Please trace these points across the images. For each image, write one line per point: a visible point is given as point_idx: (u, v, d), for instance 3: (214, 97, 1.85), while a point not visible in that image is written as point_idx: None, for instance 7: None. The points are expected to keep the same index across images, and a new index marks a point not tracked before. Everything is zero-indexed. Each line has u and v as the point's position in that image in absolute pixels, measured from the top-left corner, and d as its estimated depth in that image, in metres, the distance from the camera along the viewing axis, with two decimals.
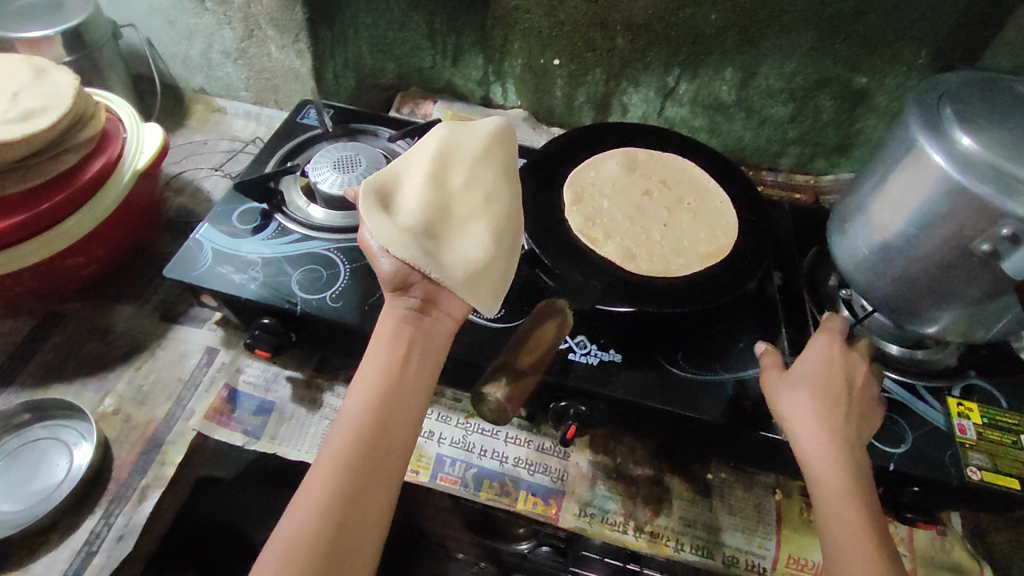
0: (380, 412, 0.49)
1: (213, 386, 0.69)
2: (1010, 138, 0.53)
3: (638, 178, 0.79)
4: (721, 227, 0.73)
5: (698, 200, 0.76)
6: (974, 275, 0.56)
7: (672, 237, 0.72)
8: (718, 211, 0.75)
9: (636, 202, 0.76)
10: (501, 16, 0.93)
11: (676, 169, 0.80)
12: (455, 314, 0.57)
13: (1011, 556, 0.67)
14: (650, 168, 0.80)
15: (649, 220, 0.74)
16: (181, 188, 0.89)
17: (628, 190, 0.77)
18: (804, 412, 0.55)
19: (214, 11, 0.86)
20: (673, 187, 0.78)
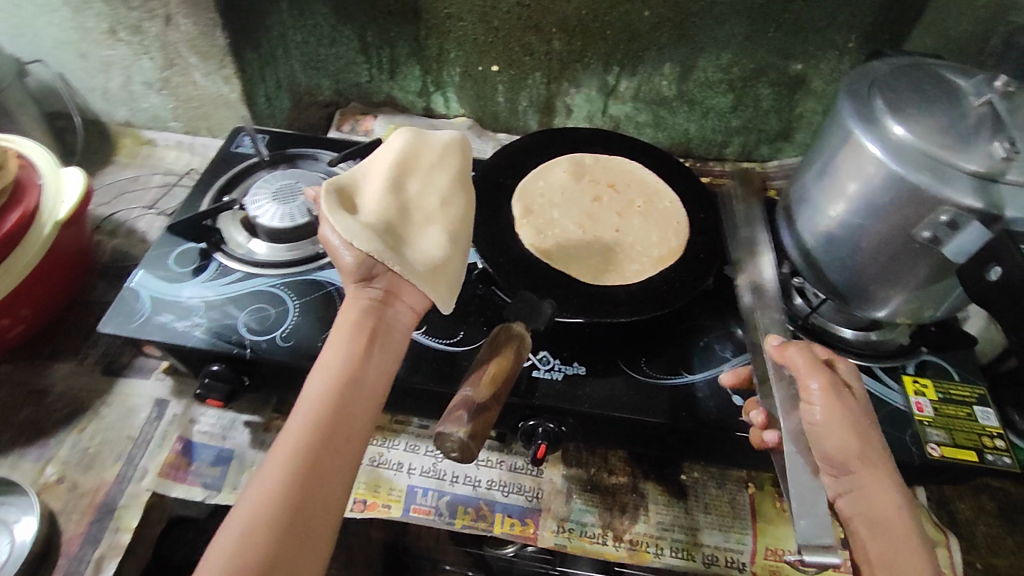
0: (337, 404, 0.46)
1: (166, 441, 0.65)
2: (939, 125, 0.54)
3: (587, 183, 0.78)
4: (671, 228, 0.73)
5: (648, 202, 0.76)
6: (918, 260, 0.57)
7: (625, 243, 0.72)
8: (668, 212, 0.75)
9: (587, 209, 0.75)
10: (434, 25, 0.91)
11: (624, 171, 0.79)
12: (416, 305, 0.56)
13: (973, 521, 0.69)
14: (598, 172, 0.79)
15: (601, 227, 0.74)
16: (114, 230, 0.84)
17: (577, 197, 0.76)
18: (864, 431, 0.50)
19: (129, 41, 0.82)
20: (622, 190, 0.77)
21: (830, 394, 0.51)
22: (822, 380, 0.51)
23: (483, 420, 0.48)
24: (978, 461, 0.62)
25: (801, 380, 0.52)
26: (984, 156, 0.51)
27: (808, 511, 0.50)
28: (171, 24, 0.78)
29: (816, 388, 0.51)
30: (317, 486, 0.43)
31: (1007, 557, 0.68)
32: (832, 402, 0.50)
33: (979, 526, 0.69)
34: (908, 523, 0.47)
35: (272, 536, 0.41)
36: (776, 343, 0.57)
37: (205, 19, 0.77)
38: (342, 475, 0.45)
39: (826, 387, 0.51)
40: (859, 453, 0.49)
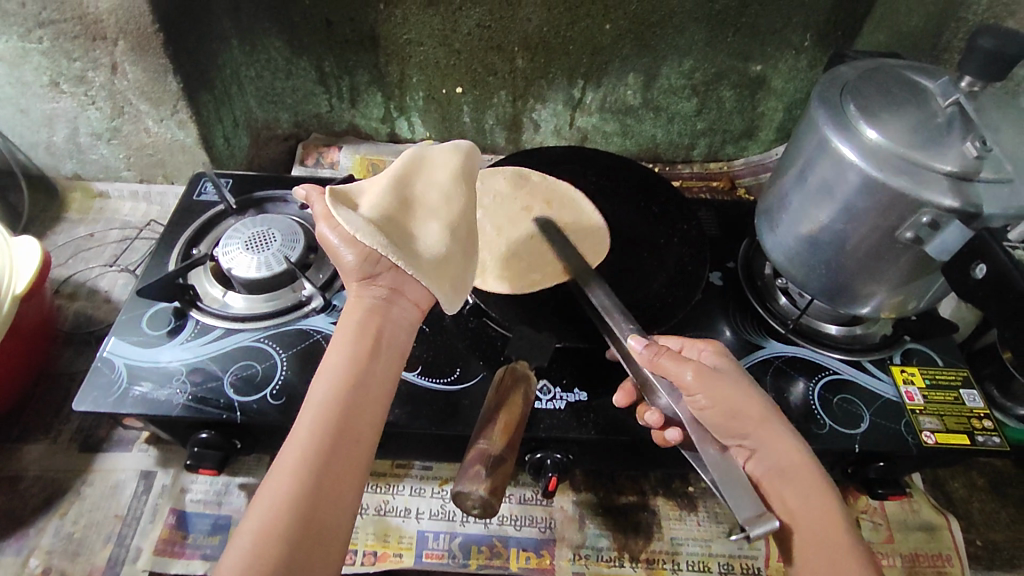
0: (343, 408, 0.44)
1: (157, 515, 0.62)
2: (910, 128, 0.55)
3: (523, 195, 0.79)
4: (588, 250, 0.73)
5: (577, 223, 0.76)
6: (898, 259, 0.59)
7: (532, 255, 0.72)
8: (591, 235, 0.75)
9: (511, 217, 0.77)
10: (394, 52, 0.89)
11: (563, 191, 0.79)
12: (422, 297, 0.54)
13: (967, 498, 0.72)
14: (538, 186, 0.80)
15: (515, 234, 0.75)
16: (74, 292, 0.79)
17: (506, 206, 0.78)
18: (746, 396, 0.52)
19: (73, 93, 0.77)
20: (556, 208, 0.78)
21: (708, 377, 0.51)
22: (694, 368, 0.51)
23: (503, 470, 0.48)
24: (971, 444, 0.64)
25: (676, 377, 0.51)
26: (957, 157, 0.53)
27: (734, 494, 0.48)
28: (118, 72, 0.75)
29: (691, 377, 0.51)
30: (328, 484, 0.41)
31: (1004, 530, 0.70)
32: (713, 384, 0.51)
33: (974, 503, 0.72)
34: (806, 459, 0.50)
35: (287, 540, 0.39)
36: (640, 346, 0.54)
37: (155, 65, 0.74)
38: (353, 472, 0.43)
39: (702, 375, 0.51)
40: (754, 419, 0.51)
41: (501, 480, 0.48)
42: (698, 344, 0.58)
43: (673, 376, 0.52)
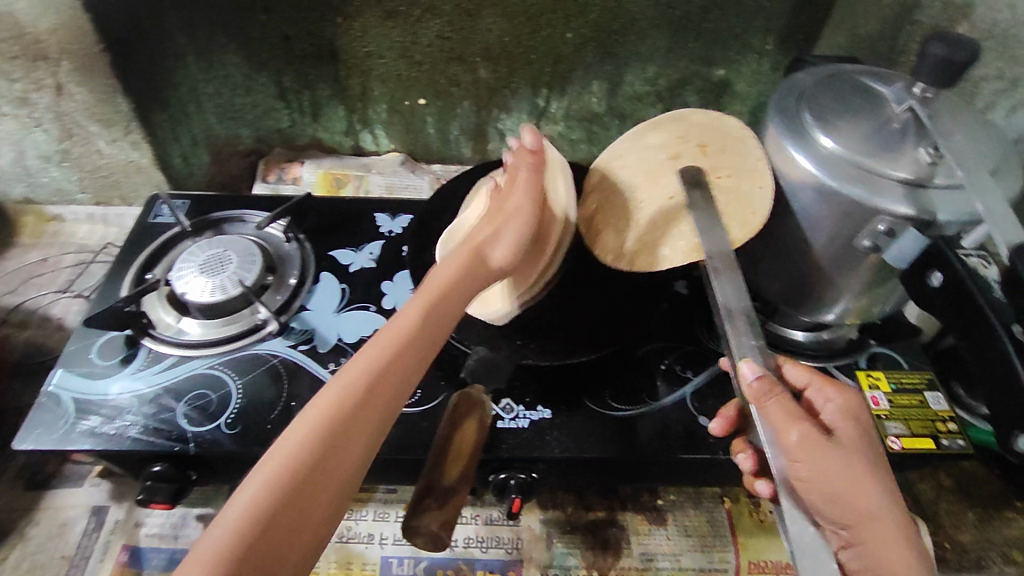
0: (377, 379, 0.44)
1: (109, 553, 0.60)
2: (864, 136, 0.55)
3: (675, 139, 0.68)
4: (739, 218, 0.61)
5: (733, 177, 0.63)
6: (859, 267, 0.58)
7: (668, 231, 0.64)
8: (747, 193, 0.61)
9: (656, 168, 0.67)
10: (354, 65, 0.87)
11: (724, 133, 0.67)
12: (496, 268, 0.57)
13: (935, 500, 0.72)
14: (693, 128, 0.69)
15: (654, 193, 0.65)
16: (25, 321, 0.77)
17: (650, 152, 0.68)
18: (859, 480, 0.44)
19: (17, 116, 0.75)
20: (710, 154, 0.66)
21: (818, 444, 0.44)
22: (804, 430, 0.45)
23: (454, 502, 0.49)
24: (937, 449, 0.63)
25: (779, 433, 0.45)
26: (911, 163, 0.53)
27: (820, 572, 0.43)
28: (64, 94, 0.74)
29: (796, 440, 0.44)
30: (341, 449, 0.40)
31: (972, 532, 0.70)
32: (821, 454, 0.44)
33: (942, 505, 0.72)
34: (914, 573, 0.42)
35: (279, 501, 0.37)
36: (752, 377, 0.47)
37: (103, 84, 0.73)
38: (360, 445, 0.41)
39: (811, 439, 0.44)
40: (862, 506, 0.43)
41: (451, 513, 0.48)
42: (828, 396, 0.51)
43: (777, 432, 0.45)
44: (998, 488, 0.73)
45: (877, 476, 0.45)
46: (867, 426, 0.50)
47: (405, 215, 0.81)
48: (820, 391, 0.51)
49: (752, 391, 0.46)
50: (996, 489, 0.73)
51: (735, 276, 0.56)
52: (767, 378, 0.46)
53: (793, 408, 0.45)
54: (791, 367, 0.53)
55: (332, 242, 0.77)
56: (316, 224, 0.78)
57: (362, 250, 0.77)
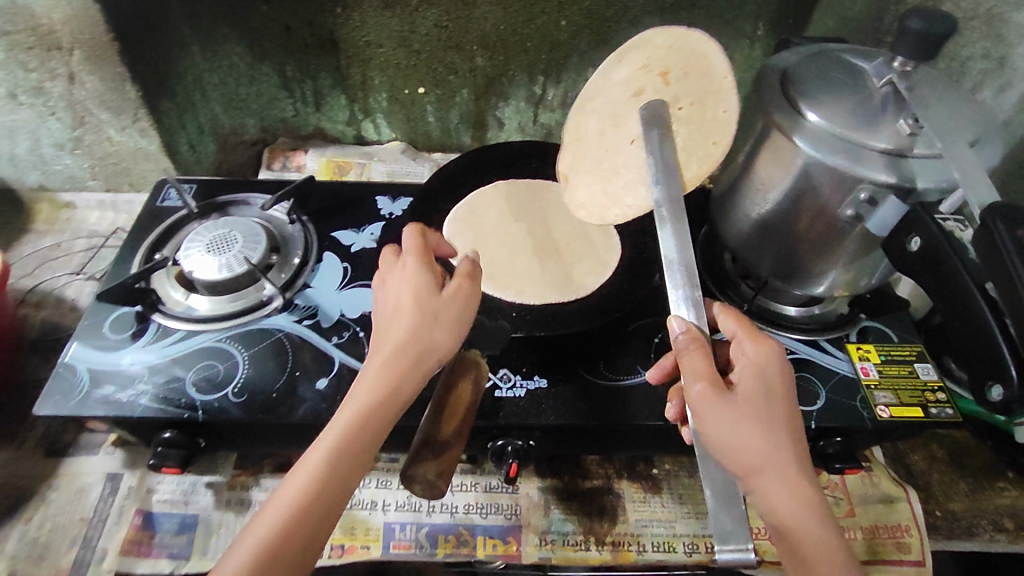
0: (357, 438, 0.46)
1: (123, 516, 0.62)
2: (847, 109, 0.57)
3: (636, 67, 0.65)
4: (700, 153, 0.62)
5: (696, 106, 0.62)
6: (845, 237, 0.60)
7: (634, 173, 0.67)
8: (709, 122, 0.61)
9: (620, 107, 0.67)
10: (355, 54, 0.90)
11: (691, 46, 0.61)
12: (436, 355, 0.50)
13: (927, 470, 0.73)
14: (657, 47, 0.63)
15: (619, 137, 0.67)
16: (41, 301, 0.80)
17: (614, 90, 0.67)
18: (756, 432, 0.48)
19: (32, 104, 0.78)
20: (673, 81, 0.63)
21: (713, 401, 0.48)
22: (702, 387, 0.49)
23: (451, 455, 0.51)
24: (924, 416, 0.65)
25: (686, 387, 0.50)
26: (890, 133, 0.55)
27: (727, 513, 0.46)
28: (76, 82, 0.76)
29: (698, 394, 0.49)
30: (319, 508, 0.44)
31: (963, 501, 0.71)
32: (715, 408, 0.48)
33: (933, 474, 0.73)
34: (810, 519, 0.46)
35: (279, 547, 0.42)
36: (679, 330, 0.51)
37: (112, 73, 0.75)
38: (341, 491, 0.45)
39: (708, 396, 0.49)
40: (747, 458, 0.47)
41: (448, 463, 0.50)
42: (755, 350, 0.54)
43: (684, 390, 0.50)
44: (990, 458, 0.74)
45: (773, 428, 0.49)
46: (773, 378, 0.52)
47: (405, 198, 0.83)
48: (743, 346, 0.55)
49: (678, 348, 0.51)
50: (987, 459, 0.74)
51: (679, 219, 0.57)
52: (690, 333, 0.51)
53: (699, 364, 0.49)
54: (725, 318, 0.58)
55: (334, 224, 0.79)
56: (319, 207, 0.81)
57: (364, 231, 0.79)
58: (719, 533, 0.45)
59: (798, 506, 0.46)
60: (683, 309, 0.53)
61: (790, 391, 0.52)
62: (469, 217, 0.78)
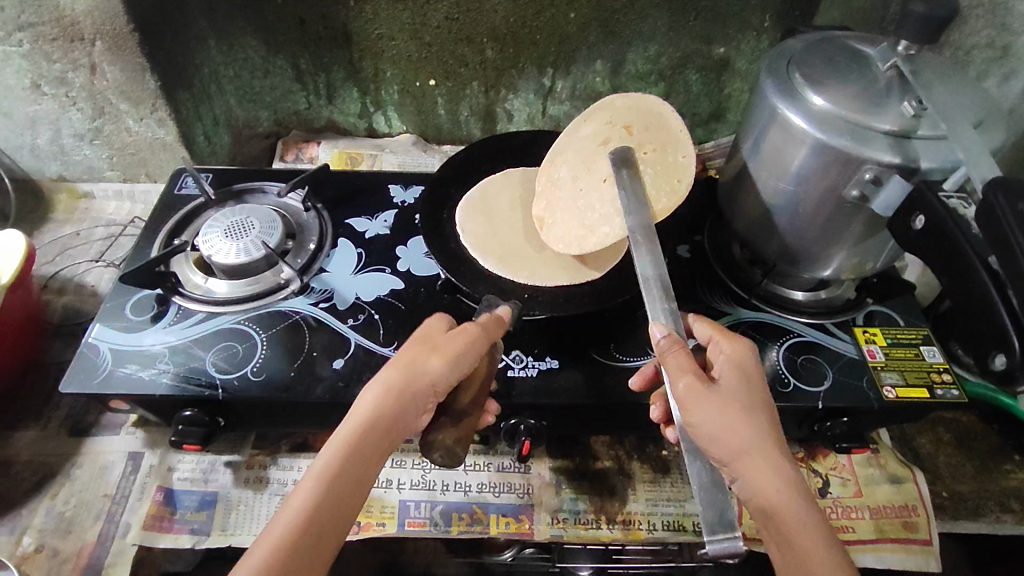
0: (356, 451, 0.50)
1: (146, 493, 0.64)
2: (852, 92, 0.58)
3: (601, 123, 0.71)
4: (667, 188, 0.66)
5: (659, 151, 0.68)
6: (852, 217, 0.61)
7: (608, 208, 0.68)
8: (672, 164, 0.67)
9: (590, 155, 0.71)
10: (367, 47, 0.91)
11: (649, 109, 0.70)
12: (430, 389, 0.53)
13: (934, 454, 0.73)
14: (620, 108, 0.71)
15: (591, 179, 0.70)
16: (62, 287, 0.82)
17: (583, 143, 0.72)
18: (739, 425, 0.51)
19: (54, 95, 0.80)
20: (636, 133, 0.69)
21: (700, 394, 0.52)
22: (688, 380, 0.52)
23: (468, 424, 0.56)
24: (930, 397, 0.65)
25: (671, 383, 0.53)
26: (895, 115, 0.55)
27: (712, 506, 0.48)
28: (97, 73, 0.78)
29: (683, 388, 0.52)
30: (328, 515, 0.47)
31: (969, 483, 0.71)
32: (704, 402, 0.51)
33: (940, 457, 0.73)
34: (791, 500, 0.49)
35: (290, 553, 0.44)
36: (660, 335, 0.54)
37: (132, 63, 0.77)
38: (345, 501, 0.48)
39: (694, 389, 0.52)
40: (735, 447, 0.50)
41: (463, 429, 0.55)
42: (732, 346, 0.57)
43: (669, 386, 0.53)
44: (997, 442, 0.74)
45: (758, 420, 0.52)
46: (752, 375, 0.55)
47: (417, 186, 0.85)
48: (721, 347, 0.59)
49: (660, 349, 0.54)
50: (994, 443, 0.74)
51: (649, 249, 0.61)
52: (671, 335, 0.54)
53: (683, 361, 0.52)
54: (698, 323, 0.61)
55: (348, 211, 0.81)
56: (333, 195, 0.82)
57: (377, 218, 0.80)
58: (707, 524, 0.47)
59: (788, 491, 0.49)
60: (661, 315, 0.56)
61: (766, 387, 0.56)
62: (481, 202, 0.79)
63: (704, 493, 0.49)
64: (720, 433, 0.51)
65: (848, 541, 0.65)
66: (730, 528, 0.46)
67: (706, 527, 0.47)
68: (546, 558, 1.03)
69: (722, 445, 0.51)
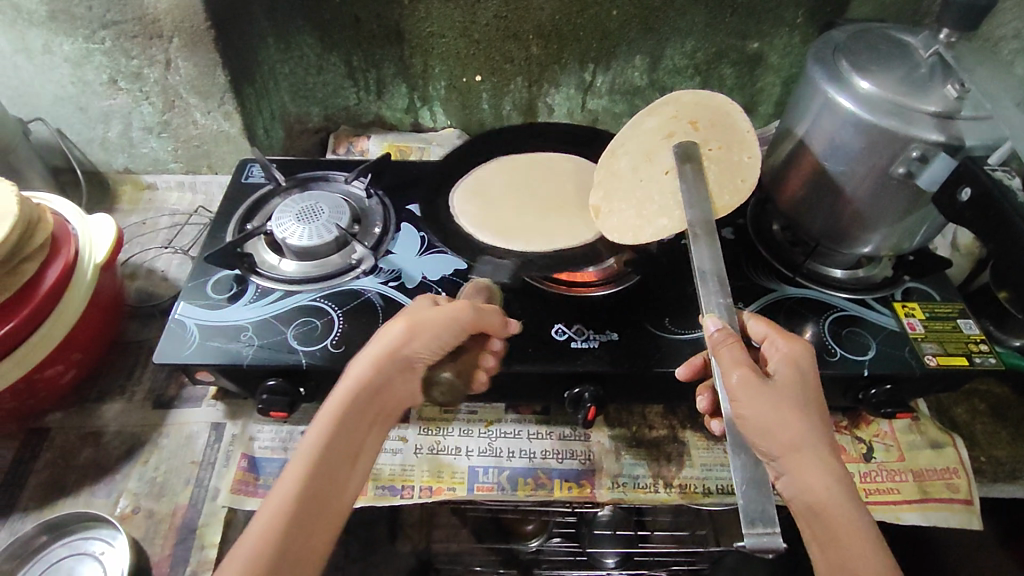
0: (344, 422, 0.52)
1: (231, 460, 0.68)
2: (898, 77, 0.62)
3: (666, 115, 0.68)
4: (731, 186, 0.70)
5: (724, 148, 0.69)
6: (897, 194, 0.65)
7: (667, 199, 0.71)
8: (738, 163, 0.69)
9: (653, 149, 0.70)
10: (417, 45, 0.96)
11: (717, 105, 0.67)
12: (413, 360, 0.56)
13: (971, 422, 0.77)
14: (686, 101, 0.67)
15: (652, 171, 0.70)
16: (135, 272, 0.86)
17: (645, 136, 0.69)
18: (789, 420, 0.53)
19: (129, 90, 0.84)
20: (702, 129, 0.69)
21: (750, 387, 0.54)
22: (743, 375, 0.54)
23: (467, 358, 0.64)
24: (969, 364, 0.69)
25: (724, 376, 0.55)
26: (939, 97, 0.60)
27: (754, 501, 0.50)
28: (171, 68, 0.82)
29: (737, 381, 0.54)
30: (321, 490, 0.49)
31: (1006, 448, 0.75)
32: (756, 395, 0.53)
33: (977, 425, 0.77)
34: (837, 497, 0.51)
35: (286, 528, 0.47)
36: (714, 328, 0.57)
37: (205, 59, 0.81)
38: (338, 477, 0.50)
39: (747, 382, 0.54)
40: (786, 443, 0.53)
41: (463, 366, 0.62)
42: (781, 342, 0.60)
43: (720, 378, 0.55)
44: None
45: (810, 417, 0.54)
46: (806, 374, 0.58)
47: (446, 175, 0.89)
48: (776, 343, 0.60)
49: (713, 342, 0.57)
50: None
51: (710, 242, 0.63)
52: (725, 329, 0.56)
53: (738, 355, 0.55)
54: (754, 321, 0.63)
55: (407, 198, 0.85)
56: (392, 182, 0.87)
57: None
58: (747, 517, 0.49)
59: (834, 487, 0.51)
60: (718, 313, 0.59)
61: (818, 386, 0.58)
62: (472, 186, 0.82)
63: (748, 489, 0.51)
64: (766, 425, 0.53)
65: (894, 502, 0.69)
66: (769, 524, 0.49)
67: (747, 521, 0.49)
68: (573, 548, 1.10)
69: (766, 437, 0.53)
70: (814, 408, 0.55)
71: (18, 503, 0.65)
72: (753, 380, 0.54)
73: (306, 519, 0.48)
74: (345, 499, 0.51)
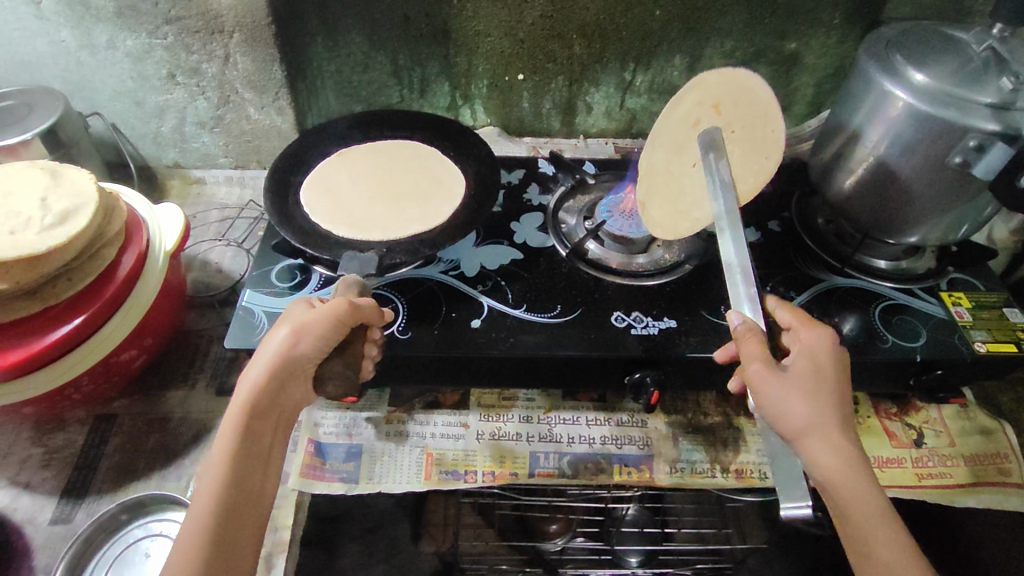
0: (246, 432, 0.51)
1: (298, 445, 0.70)
2: (951, 70, 0.64)
3: (692, 101, 0.68)
4: (755, 166, 0.73)
5: (748, 126, 0.70)
6: (951, 185, 0.66)
7: (699, 189, 0.74)
8: (763, 139, 0.71)
9: (681, 139, 0.70)
10: (463, 43, 0.98)
11: (740, 82, 0.67)
12: (300, 360, 0.55)
13: (1015, 409, 0.79)
14: (710, 84, 0.67)
15: (682, 162, 0.72)
16: (189, 263, 0.87)
17: (676, 128, 0.69)
18: (813, 406, 0.51)
19: (186, 84, 0.86)
20: (725, 110, 0.69)
21: (768, 378, 0.52)
22: (763, 364, 0.53)
23: (354, 350, 0.59)
24: (1019, 351, 0.71)
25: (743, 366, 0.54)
26: (994, 89, 0.62)
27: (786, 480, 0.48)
28: (229, 63, 0.84)
29: (757, 371, 0.53)
30: (240, 498, 0.49)
31: None
32: (777, 384, 0.52)
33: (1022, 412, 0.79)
34: (861, 483, 0.49)
35: (214, 539, 0.47)
36: (738, 322, 0.55)
37: (263, 54, 0.83)
38: (253, 483, 0.50)
39: (766, 373, 0.52)
40: (799, 429, 0.51)
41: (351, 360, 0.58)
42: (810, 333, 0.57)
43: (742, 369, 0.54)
44: None
45: (830, 401, 0.52)
46: (833, 362, 0.55)
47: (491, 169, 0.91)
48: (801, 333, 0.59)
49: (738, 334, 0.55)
50: None
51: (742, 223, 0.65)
52: (748, 323, 0.55)
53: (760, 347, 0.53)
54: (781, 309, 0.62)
55: None
56: None
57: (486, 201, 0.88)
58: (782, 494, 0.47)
59: (849, 473, 0.50)
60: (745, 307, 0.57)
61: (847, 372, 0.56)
62: (320, 181, 0.82)
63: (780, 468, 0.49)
64: (774, 417, 0.52)
65: (947, 485, 0.71)
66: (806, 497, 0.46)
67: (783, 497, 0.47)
68: (597, 546, 1.08)
69: (782, 427, 0.52)
70: (836, 394, 0.53)
71: (92, 486, 0.66)
72: (765, 371, 0.53)
73: (229, 530, 0.48)
74: (264, 503, 0.51)
